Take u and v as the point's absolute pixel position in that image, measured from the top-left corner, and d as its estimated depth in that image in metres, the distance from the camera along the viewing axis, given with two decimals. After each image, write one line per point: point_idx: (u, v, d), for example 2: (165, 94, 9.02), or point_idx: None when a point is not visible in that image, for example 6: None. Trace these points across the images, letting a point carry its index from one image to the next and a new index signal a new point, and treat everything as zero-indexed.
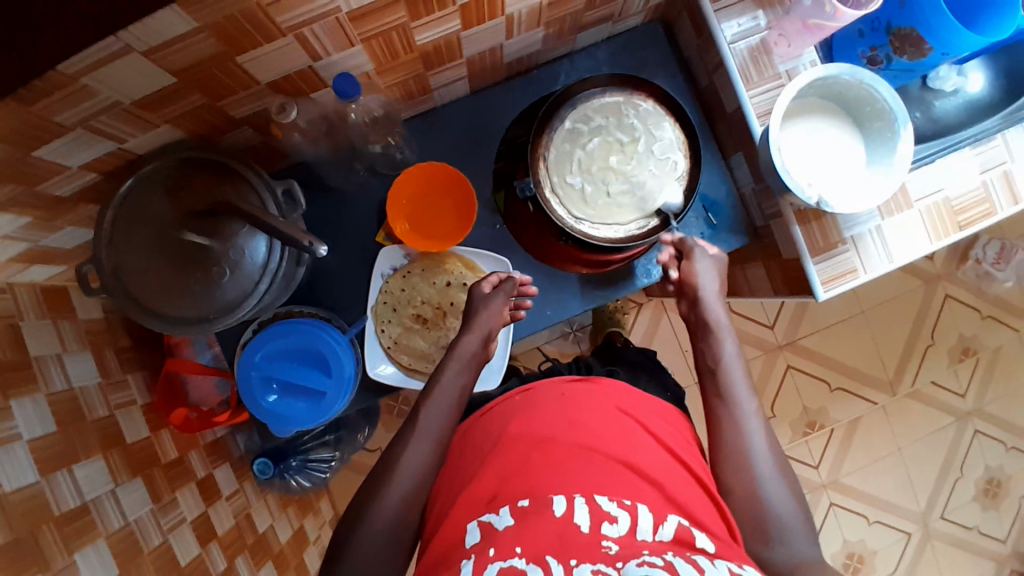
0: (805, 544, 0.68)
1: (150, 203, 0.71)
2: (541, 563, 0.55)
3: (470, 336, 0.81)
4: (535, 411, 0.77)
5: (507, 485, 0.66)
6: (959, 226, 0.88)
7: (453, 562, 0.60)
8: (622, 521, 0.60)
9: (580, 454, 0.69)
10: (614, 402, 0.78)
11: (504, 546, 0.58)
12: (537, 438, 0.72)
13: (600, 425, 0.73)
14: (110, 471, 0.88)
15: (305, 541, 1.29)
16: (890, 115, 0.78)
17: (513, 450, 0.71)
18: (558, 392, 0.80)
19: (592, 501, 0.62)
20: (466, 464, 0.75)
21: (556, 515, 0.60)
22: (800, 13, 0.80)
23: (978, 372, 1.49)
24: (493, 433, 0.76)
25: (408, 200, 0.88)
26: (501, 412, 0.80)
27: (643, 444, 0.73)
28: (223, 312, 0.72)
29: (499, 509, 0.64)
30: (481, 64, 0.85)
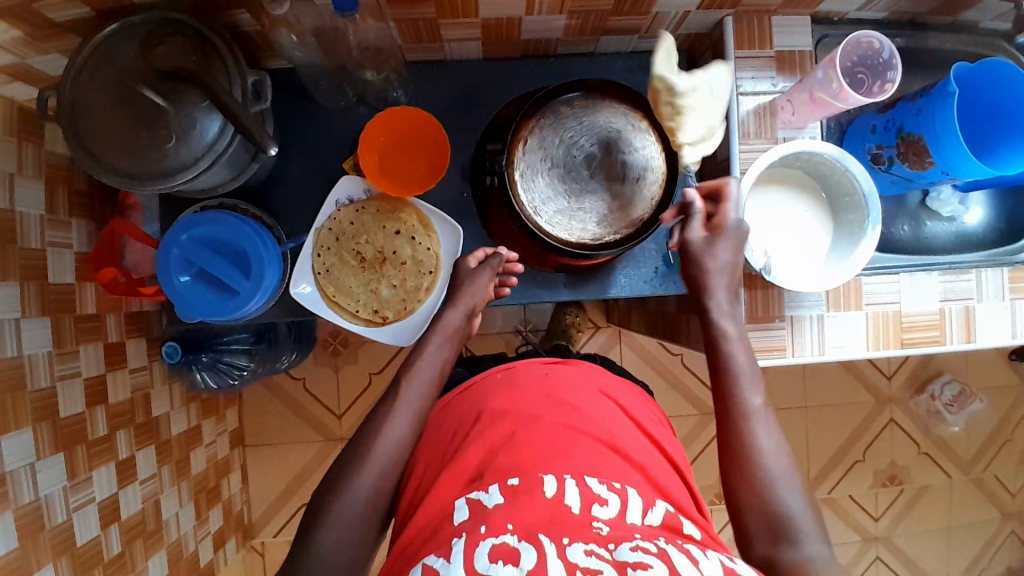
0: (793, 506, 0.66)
1: (122, 50, 0.71)
2: (533, 540, 0.56)
3: (454, 310, 0.85)
4: (521, 387, 0.75)
5: (493, 460, 0.66)
6: (902, 343, 0.87)
7: (442, 538, 0.60)
8: (612, 504, 0.61)
9: (566, 434, 0.68)
10: (597, 385, 0.78)
11: (496, 523, 0.58)
12: (520, 414, 0.71)
13: (584, 406, 0.73)
14: (22, 301, 0.91)
15: (197, 439, 1.31)
16: (863, 212, 0.78)
17: (498, 424, 0.70)
18: (542, 371, 0.79)
19: (582, 483, 0.62)
20: (449, 432, 0.75)
21: (548, 494, 0.61)
22: (808, 84, 0.79)
23: (898, 502, 1.48)
24: (484, 402, 0.74)
25: (385, 139, 0.88)
26: (483, 386, 0.78)
27: (625, 426, 0.74)
28: (157, 176, 0.72)
29: (487, 487, 0.63)
30: (496, 31, 0.84)
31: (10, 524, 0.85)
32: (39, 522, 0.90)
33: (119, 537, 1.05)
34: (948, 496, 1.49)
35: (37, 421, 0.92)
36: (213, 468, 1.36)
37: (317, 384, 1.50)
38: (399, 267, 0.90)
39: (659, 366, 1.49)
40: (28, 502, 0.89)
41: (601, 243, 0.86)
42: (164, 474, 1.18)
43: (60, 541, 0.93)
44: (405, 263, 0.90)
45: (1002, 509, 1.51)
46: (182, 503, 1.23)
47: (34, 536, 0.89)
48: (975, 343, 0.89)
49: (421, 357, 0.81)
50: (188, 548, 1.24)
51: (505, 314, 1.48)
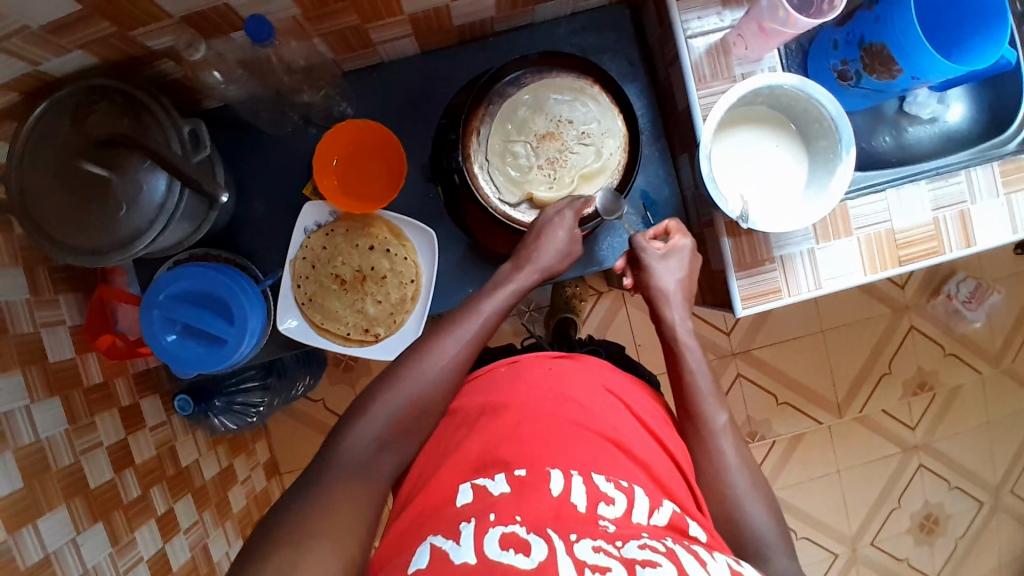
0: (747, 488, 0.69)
1: (54, 126, 0.69)
2: (542, 534, 0.54)
3: (525, 272, 0.74)
4: (526, 381, 0.75)
5: (494, 453, 0.67)
6: (900, 261, 0.85)
7: (446, 521, 0.59)
8: (618, 503, 0.61)
9: (572, 430, 0.69)
10: (601, 382, 0.77)
11: (503, 512, 0.57)
12: (523, 407, 0.72)
13: (591, 404, 0.73)
14: (27, 387, 0.91)
15: (231, 479, 1.33)
16: (835, 136, 0.75)
17: (501, 418, 0.71)
18: (546, 365, 0.77)
19: (589, 481, 0.63)
20: (451, 426, 0.73)
21: (553, 493, 0.61)
22: (755, 14, 0.75)
23: (932, 408, 1.46)
24: (487, 399, 0.74)
25: (338, 159, 0.87)
26: (486, 381, 0.77)
27: (629, 424, 0.73)
28: (115, 247, 0.71)
29: (493, 475, 0.64)
30: (426, 23, 0.82)
31: None
32: None
33: None
34: (982, 392, 1.47)
35: (69, 497, 0.94)
36: (254, 502, 1.38)
37: (337, 402, 1.52)
38: (381, 282, 0.89)
39: None
40: None
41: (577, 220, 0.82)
42: (206, 518, 1.21)
43: None
44: (385, 277, 0.89)
45: None
46: (229, 543, 1.26)
47: None
48: (976, 246, 0.86)
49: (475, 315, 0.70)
50: None
51: None
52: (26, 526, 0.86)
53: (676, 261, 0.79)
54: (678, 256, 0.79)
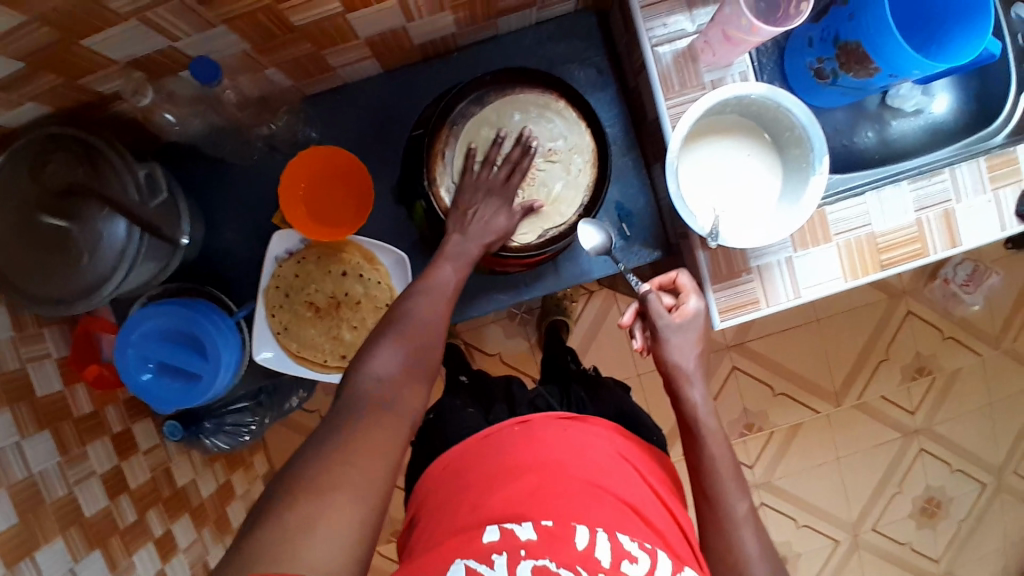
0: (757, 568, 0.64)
1: (11, 178, 0.68)
2: (573, 569, 0.58)
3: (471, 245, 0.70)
4: (542, 442, 0.71)
5: (516, 506, 0.64)
6: (882, 265, 0.83)
7: (469, 555, 0.60)
8: (642, 562, 0.61)
9: (589, 490, 0.66)
10: (615, 447, 0.75)
11: (535, 550, 0.59)
12: (541, 467, 0.68)
13: (605, 463, 0.71)
14: (17, 424, 0.92)
15: (230, 494, 1.34)
16: (808, 144, 0.73)
17: (522, 476, 0.67)
18: (561, 427, 0.74)
19: (613, 538, 0.62)
20: (461, 478, 0.71)
21: (580, 547, 0.60)
22: (721, 20, 0.72)
23: (932, 393, 1.44)
24: (496, 459, 0.71)
25: (306, 184, 0.85)
26: (498, 441, 0.73)
27: (641, 489, 0.71)
28: (78, 296, 0.69)
29: (520, 520, 0.62)
30: (385, 43, 0.79)
31: None
32: None
33: None
34: (983, 375, 1.45)
35: (65, 528, 0.95)
36: None
37: None
38: (355, 308, 0.88)
39: None
40: None
41: (548, 240, 0.80)
42: (204, 536, 1.23)
43: None
44: (359, 302, 0.88)
45: None
46: None
47: None
48: (962, 246, 0.84)
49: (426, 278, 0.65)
50: None
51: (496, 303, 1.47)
52: (24, 560, 0.87)
53: (690, 334, 0.70)
54: (693, 328, 0.70)
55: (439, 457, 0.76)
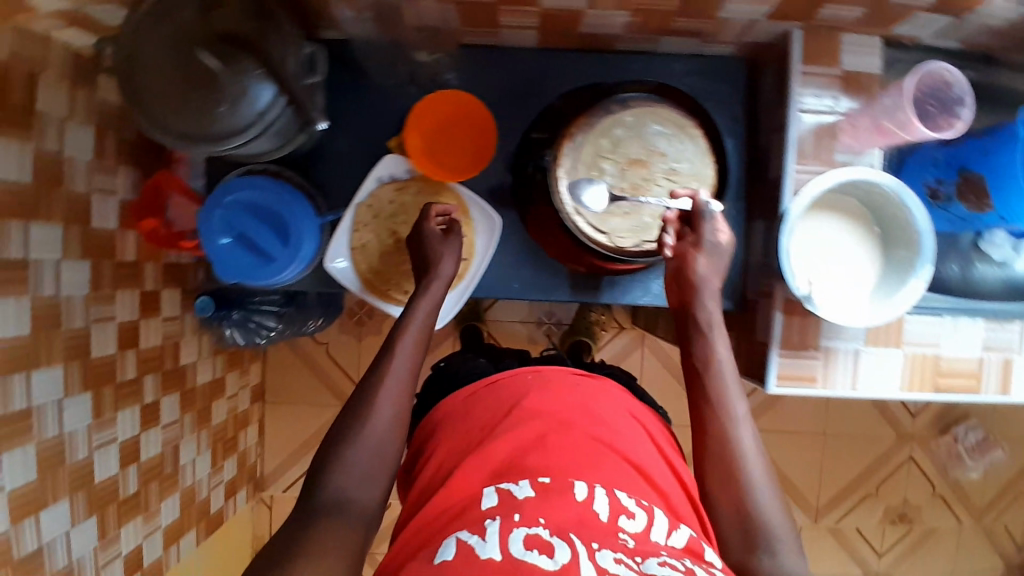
0: (796, 563, 0.62)
1: (186, 10, 0.71)
2: (565, 537, 0.59)
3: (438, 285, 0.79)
4: (552, 392, 0.79)
5: (523, 458, 0.70)
6: (936, 388, 0.85)
7: (471, 519, 0.63)
8: (639, 517, 0.65)
9: (594, 446, 0.73)
10: (625, 406, 0.82)
11: (528, 513, 0.62)
12: (548, 418, 0.76)
13: (614, 424, 0.77)
14: (64, 244, 0.95)
15: (219, 391, 1.34)
16: (915, 248, 0.75)
17: (528, 423, 0.75)
18: (572, 381, 0.82)
19: (612, 494, 0.67)
20: (471, 430, 0.78)
21: (578, 498, 0.65)
22: (877, 112, 0.77)
23: (904, 541, 1.45)
24: (503, 403, 0.79)
25: (432, 120, 0.87)
26: (512, 383, 0.82)
27: (649, 454, 0.77)
28: (206, 139, 0.72)
29: (517, 479, 0.68)
30: (556, 21, 0.82)
31: (31, 457, 0.91)
32: (60, 457, 0.96)
33: (136, 477, 1.11)
34: (957, 541, 1.46)
35: (68, 360, 0.97)
36: (232, 421, 1.40)
37: (338, 350, 1.52)
38: None
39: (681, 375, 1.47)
40: (51, 437, 0.94)
41: (641, 252, 0.83)
42: (184, 421, 1.23)
43: (79, 475, 0.99)
44: None
45: (1010, 563, 1.47)
46: (198, 450, 1.27)
47: (53, 469, 0.94)
48: (1011, 397, 0.86)
49: (404, 331, 0.75)
50: (201, 495, 1.29)
51: (530, 305, 1.49)
52: (19, 372, 0.89)
53: (716, 261, 0.75)
54: (719, 256, 0.75)
55: (456, 398, 0.84)
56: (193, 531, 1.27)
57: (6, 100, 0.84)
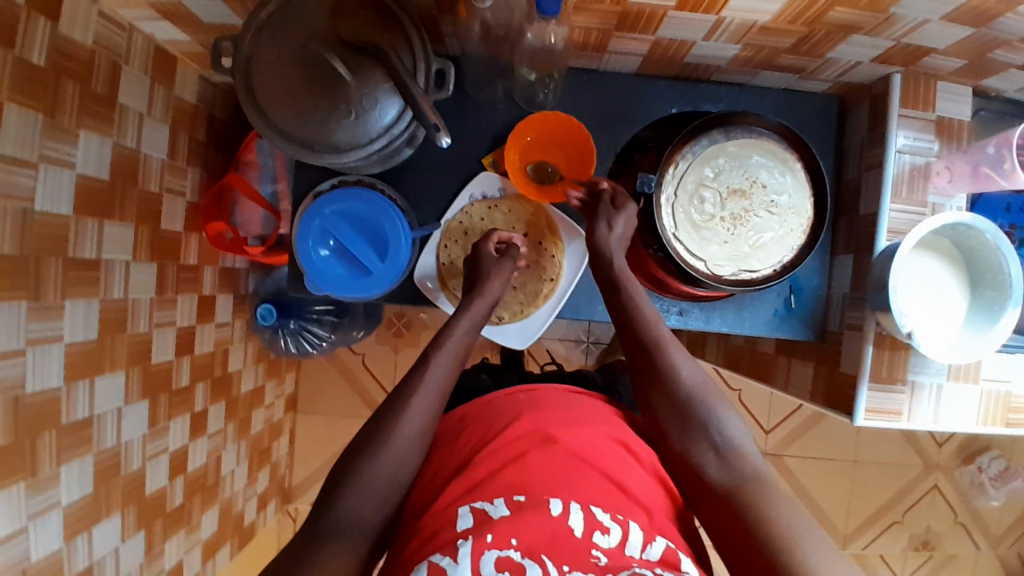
0: (744, 458, 0.71)
1: (312, 14, 0.70)
2: (536, 559, 0.59)
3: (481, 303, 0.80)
4: (540, 410, 0.77)
5: (499, 475, 0.68)
6: (1009, 423, 0.87)
7: (445, 540, 0.62)
8: (614, 533, 0.63)
9: (576, 465, 0.70)
10: (610, 418, 0.79)
11: (501, 534, 0.61)
12: (528, 435, 0.73)
13: (596, 439, 0.73)
14: (134, 244, 0.92)
15: (258, 400, 1.31)
16: (1006, 290, 0.78)
17: (511, 443, 0.72)
18: (564, 399, 0.81)
19: (587, 509, 0.65)
20: (462, 445, 0.75)
21: (553, 513, 0.63)
22: (976, 158, 0.80)
23: (926, 567, 1.49)
24: (493, 421, 0.76)
25: (531, 139, 0.87)
26: (505, 404, 0.79)
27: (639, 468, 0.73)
28: (328, 148, 0.72)
29: (492, 498, 0.65)
30: (664, 49, 0.83)
31: (88, 467, 0.86)
32: (116, 467, 0.92)
33: (181, 489, 1.07)
34: (974, 568, 1.50)
35: (130, 366, 0.93)
36: (268, 430, 1.36)
37: (374, 361, 1.50)
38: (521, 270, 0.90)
39: None
40: (109, 447, 0.90)
41: (738, 281, 0.83)
42: (228, 430, 1.19)
43: (131, 487, 0.95)
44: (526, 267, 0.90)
45: None
46: (237, 461, 1.24)
47: (108, 481, 0.90)
48: None
49: (441, 346, 0.75)
50: (237, 506, 1.26)
51: (570, 322, 1.49)
52: (84, 379, 0.85)
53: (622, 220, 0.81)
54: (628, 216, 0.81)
55: (449, 417, 0.82)
56: (228, 544, 1.23)
57: (93, 91, 0.81)
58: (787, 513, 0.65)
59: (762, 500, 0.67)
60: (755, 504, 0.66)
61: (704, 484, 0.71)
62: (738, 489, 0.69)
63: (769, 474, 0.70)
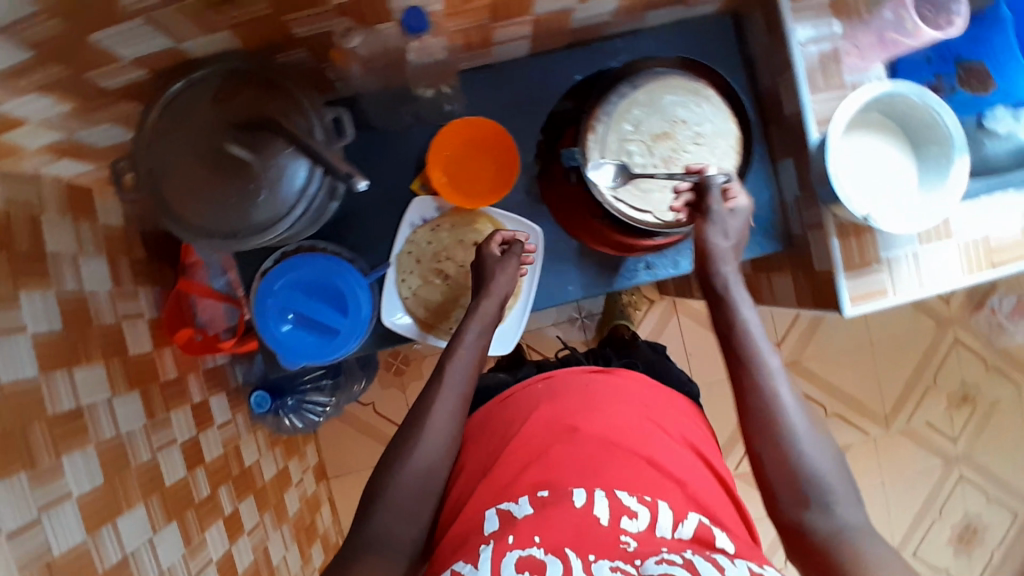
0: (849, 511, 0.68)
1: (194, 106, 0.69)
2: (559, 554, 0.61)
3: (488, 303, 0.82)
4: (559, 399, 0.80)
5: (525, 474, 0.72)
6: (993, 265, 0.87)
7: (472, 546, 0.66)
8: (642, 517, 0.67)
9: (601, 448, 0.73)
10: (637, 395, 0.82)
11: (523, 534, 0.64)
12: (558, 431, 0.76)
13: (623, 420, 0.77)
14: (109, 380, 0.91)
15: (287, 481, 1.31)
16: (947, 142, 0.78)
17: (543, 440, 0.75)
18: (583, 381, 0.82)
19: (611, 495, 0.68)
20: (490, 444, 0.79)
21: (577, 505, 0.67)
22: (878, 26, 0.81)
23: (973, 421, 1.49)
24: (514, 418, 0.80)
25: (450, 153, 0.87)
26: (523, 397, 0.83)
27: (668, 442, 0.77)
28: (251, 230, 0.71)
29: (517, 498, 0.69)
30: (547, 24, 0.82)
31: None
32: None
33: None
34: (1021, 406, 1.50)
35: (146, 494, 0.92)
36: (306, 506, 1.37)
37: (386, 406, 1.51)
38: None
39: None
40: None
41: (690, 219, 0.83)
42: (266, 520, 1.19)
43: None
44: None
45: None
46: (286, 546, 1.24)
47: None
48: None
49: (455, 355, 0.80)
50: None
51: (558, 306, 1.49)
52: (106, 524, 0.84)
53: (737, 220, 0.80)
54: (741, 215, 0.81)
55: (473, 417, 0.87)
56: None
57: (21, 249, 0.80)
58: (883, 573, 0.62)
59: (860, 558, 0.64)
60: (850, 565, 0.64)
61: (801, 535, 0.68)
62: (835, 544, 0.66)
63: (869, 530, 0.67)
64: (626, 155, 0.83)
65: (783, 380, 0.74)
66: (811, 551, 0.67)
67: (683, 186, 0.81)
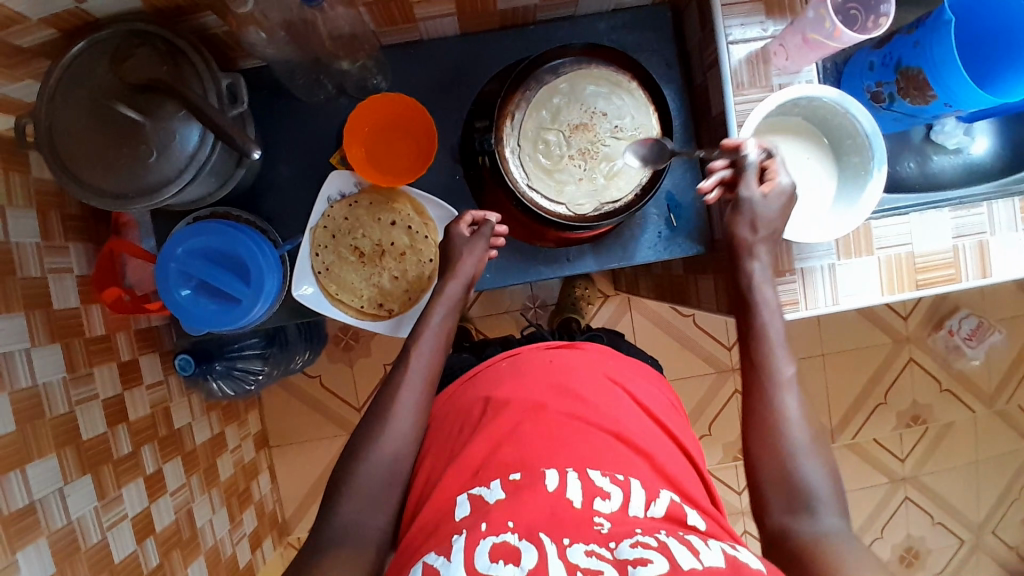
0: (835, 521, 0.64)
1: (92, 67, 0.69)
2: (533, 539, 0.58)
3: (453, 283, 0.83)
4: (523, 375, 0.78)
5: (496, 456, 0.68)
6: (917, 285, 0.85)
7: (443, 535, 0.62)
8: (615, 497, 0.64)
9: (570, 425, 0.71)
10: (603, 371, 0.80)
11: (496, 520, 0.60)
12: (522, 404, 0.73)
13: (590, 395, 0.75)
14: (30, 331, 0.90)
15: (221, 446, 1.32)
16: (867, 152, 0.76)
17: (504, 411, 0.73)
18: (546, 358, 0.80)
19: (584, 476, 0.65)
20: (454, 430, 0.76)
21: (549, 489, 0.63)
22: (800, 26, 0.75)
23: (923, 442, 1.47)
24: (476, 398, 0.77)
25: (369, 129, 0.86)
26: (488, 375, 0.80)
27: (631, 414, 0.75)
28: (141, 193, 0.71)
29: (489, 482, 0.66)
30: (472, 4, 0.81)
31: (44, 551, 0.86)
32: (75, 544, 0.91)
33: (156, 549, 1.07)
34: (974, 430, 1.48)
35: (60, 446, 0.92)
36: (241, 472, 1.39)
37: (333, 379, 1.53)
38: (399, 258, 0.90)
39: (672, 328, 1.48)
40: (61, 526, 0.89)
41: (603, 214, 0.82)
42: (192, 483, 1.20)
43: (97, 560, 0.94)
44: (404, 254, 0.90)
45: None
46: (214, 509, 1.25)
47: (71, 558, 0.90)
48: (992, 278, 0.86)
49: (421, 335, 0.80)
50: (226, 551, 1.27)
51: (511, 292, 1.47)
52: (15, 471, 0.84)
53: (774, 199, 0.75)
54: (777, 193, 0.75)
55: (438, 402, 0.83)
56: None
57: None
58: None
59: (841, 557, 0.59)
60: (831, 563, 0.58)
61: (785, 539, 0.64)
62: (818, 546, 0.61)
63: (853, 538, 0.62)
64: (543, 143, 0.81)
65: (792, 391, 0.71)
66: (792, 554, 0.62)
67: (718, 163, 0.77)
